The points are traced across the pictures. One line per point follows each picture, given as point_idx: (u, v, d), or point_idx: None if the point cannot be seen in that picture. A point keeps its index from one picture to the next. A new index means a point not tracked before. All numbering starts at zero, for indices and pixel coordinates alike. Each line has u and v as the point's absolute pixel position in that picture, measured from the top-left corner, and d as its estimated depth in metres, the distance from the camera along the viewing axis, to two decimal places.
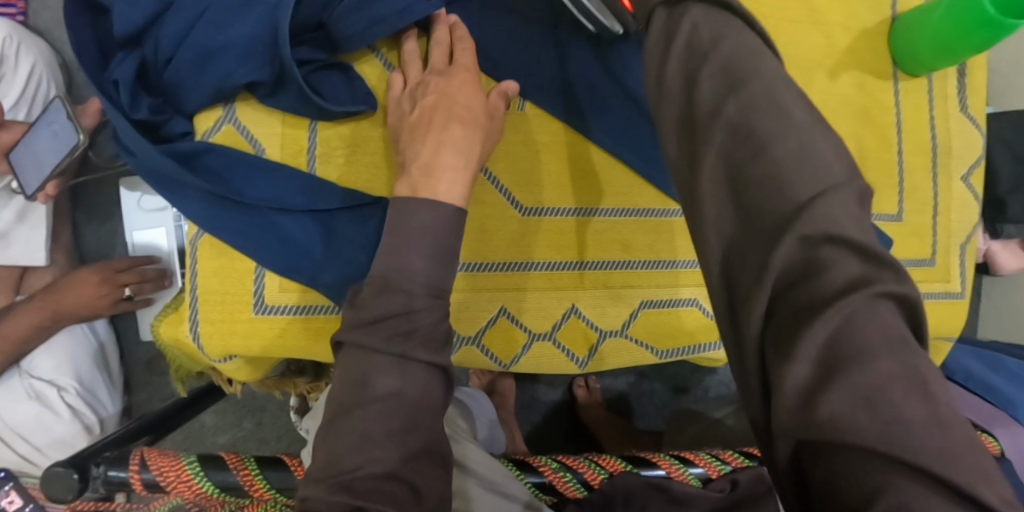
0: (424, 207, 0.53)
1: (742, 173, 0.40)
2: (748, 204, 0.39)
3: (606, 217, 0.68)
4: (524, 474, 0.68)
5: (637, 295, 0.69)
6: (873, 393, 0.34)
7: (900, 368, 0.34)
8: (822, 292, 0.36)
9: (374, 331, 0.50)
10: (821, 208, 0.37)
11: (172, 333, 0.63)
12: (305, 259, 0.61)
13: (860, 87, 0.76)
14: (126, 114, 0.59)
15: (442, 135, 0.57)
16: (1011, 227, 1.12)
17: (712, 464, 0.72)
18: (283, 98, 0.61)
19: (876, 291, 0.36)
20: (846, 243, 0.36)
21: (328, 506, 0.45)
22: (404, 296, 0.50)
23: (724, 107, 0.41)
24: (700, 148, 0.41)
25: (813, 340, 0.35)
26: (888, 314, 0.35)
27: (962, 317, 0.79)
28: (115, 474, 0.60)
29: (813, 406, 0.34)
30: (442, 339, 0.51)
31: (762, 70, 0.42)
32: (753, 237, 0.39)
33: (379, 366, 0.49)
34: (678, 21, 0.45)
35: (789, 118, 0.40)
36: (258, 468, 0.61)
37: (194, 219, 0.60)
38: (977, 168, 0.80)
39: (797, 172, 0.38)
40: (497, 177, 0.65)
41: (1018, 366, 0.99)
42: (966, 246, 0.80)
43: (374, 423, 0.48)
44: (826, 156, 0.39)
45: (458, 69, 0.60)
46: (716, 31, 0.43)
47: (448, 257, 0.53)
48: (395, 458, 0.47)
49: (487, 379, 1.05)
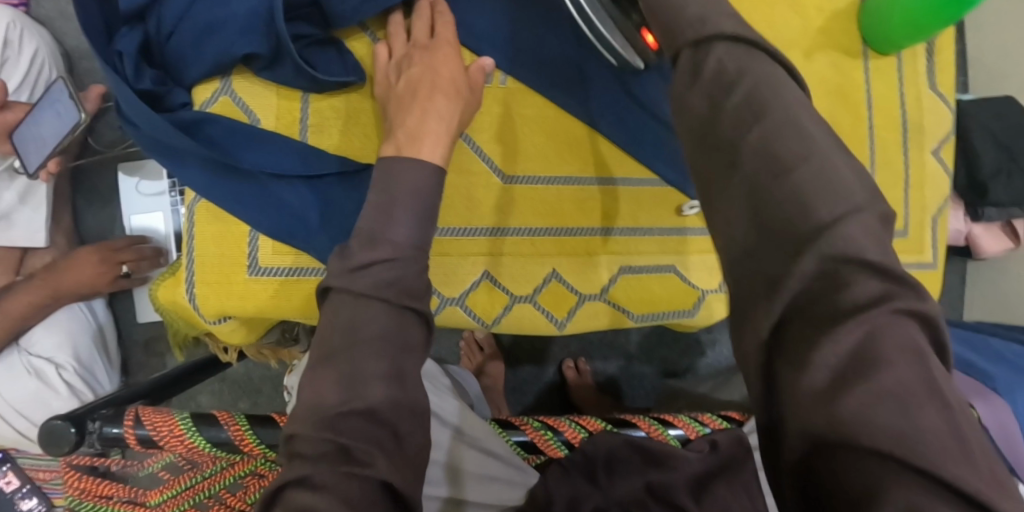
0: (407, 165, 0.55)
1: (766, 195, 0.38)
2: (770, 227, 0.37)
3: (589, 186, 0.68)
4: (506, 433, 0.70)
5: (615, 261, 0.69)
6: (891, 400, 0.32)
7: (920, 380, 0.33)
8: (843, 306, 0.34)
9: (359, 278, 0.52)
10: (844, 232, 0.35)
11: (170, 296, 0.65)
12: (300, 226, 0.63)
13: (835, 67, 0.78)
14: (131, 84, 0.61)
15: (426, 104, 0.59)
16: (992, 210, 1.15)
17: (692, 426, 0.76)
18: (278, 71, 0.63)
19: (898, 308, 0.34)
20: (871, 264, 0.34)
21: (314, 443, 0.48)
22: (390, 247, 0.53)
23: (748, 138, 0.39)
24: (726, 182, 0.39)
25: (828, 349, 0.33)
26: (908, 330, 0.34)
27: (938, 286, 0.81)
28: (110, 430, 0.63)
29: (828, 409, 0.33)
30: (422, 289, 0.54)
31: (787, 98, 0.40)
32: (771, 255, 0.37)
33: (365, 311, 0.51)
34: (702, 57, 0.42)
35: (811, 142, 0.38)
36: (247, 424, 0.64)
37: (194, 186, 0.62)
38: (948, 142, 0.80)
39: (819, 196, 0.36)
40: (478, 144, 0.66)
41: (999, 344, 1.01)
42: (939, 219, 0.81)
43: (358, 366, 0.50)
44: (848, 178, 0.37)
45: (440, 43, 0.63)
46: (740, 62, 0.40)
47: (431, 213, 0.56)
48: (376, 397, 0.50)
49: (477, 361, 1.08)
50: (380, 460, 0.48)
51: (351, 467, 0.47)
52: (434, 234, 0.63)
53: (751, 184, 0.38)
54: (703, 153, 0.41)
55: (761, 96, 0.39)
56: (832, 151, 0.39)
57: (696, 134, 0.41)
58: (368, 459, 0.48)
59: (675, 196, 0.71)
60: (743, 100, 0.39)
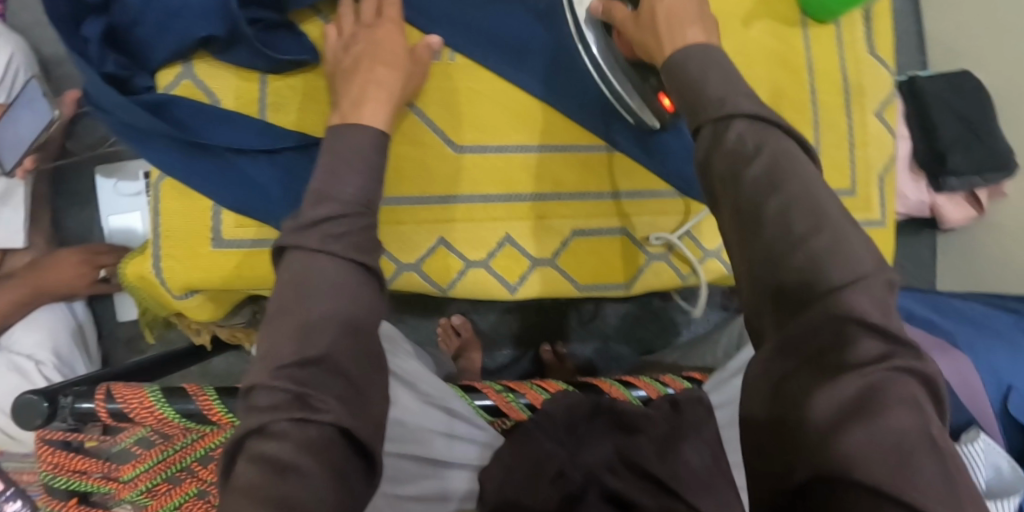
0: (354, 130, 0.59)
1: (786, 260, 0.45)
2: (787, 288, 0.44)
3: (538, 153, 0.71)
4: (470, 396, 0.72)
5: (567, 224, 0.72)
6: (889, 440, 0.38)
7: (915, 426, 0.39)
8: (850, 360, 0.41)
9: (309, 235, 0.55)
10: (849, 295, 0.42)
11: (137, 270, 0.66)
12: (262, 199, 0.66)
13: (774, 35, 0.81)
14: (97, 68, 0.64)
15: (368, 75, 0.63)
16: (953, 180, 1.17)
17: (653, 387, 0.78)
18: (236, 54, 0.67)
19: (898, 365, 0.40)
20: (872, 325, 0.41)
21: (270, 394, 0.50)
22: (337, 204, 0.55)
23: (767, 205, 0.46)
24: (753, 242, 0.47)
25: (835, 393, 0.40)
26: (908, 384, 0.40)
27: (890, 241, 0.84)
28: (82, 404, 0.65)
29: (833, 442, 0.39)
30: (372, 246, 0.57)
31: (801, 172, 0.47)
32: (790, 313, 0.44)
33: (316, 264, 0.54)
34: (725, 132, 0.50)
35: (825, 215, 0.45)
36: (216, 394, 0.66)
37: (158, 165, 0.65)
38: (891, 104, 0.84)
39: (831, 264, 0.43)
40: (428, 115, 0.69)
41: (961, 303, 1.00)
42: (886, 178, 0.84)
43: (312, 318, 0.52)
44: (858, 246, 0.44)
45: (385, 22, 0.66)
46: (760, 139, 0.48)
47: (377, 175, 0.59)
48: (327, 344, 0.52)
49: (456, 345, 1.11)
50: (336, 407, 0.51)
51: (306, 413, 0.49)
52: (382, 201, 0.66)
53: (771, 248, 0.46)
54: (732, 218, 0.49)
55: (777, 167, 0.47)
56: (841, 220, 0.46)
57: (726, 197, 0.49)
58: (322, 405, 0.50)
59: (626, 161, 0.73)
60: (764, 173, 0.47)
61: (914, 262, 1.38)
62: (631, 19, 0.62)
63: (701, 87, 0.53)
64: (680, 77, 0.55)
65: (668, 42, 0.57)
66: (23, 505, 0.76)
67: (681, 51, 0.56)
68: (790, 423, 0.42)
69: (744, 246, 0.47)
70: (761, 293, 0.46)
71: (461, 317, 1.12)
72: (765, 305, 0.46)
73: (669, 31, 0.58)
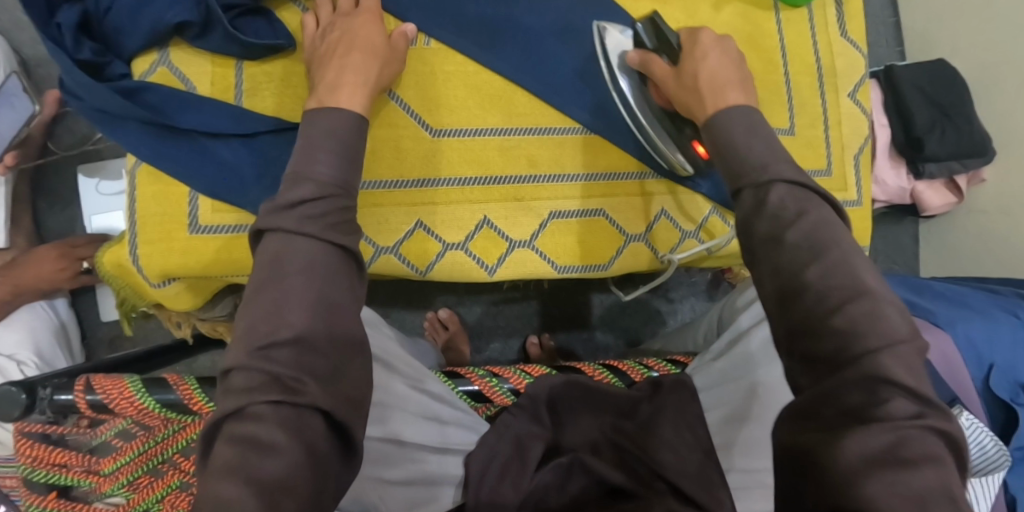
0: (331, 113, 0.59)
1: (823, 322, 0.46)
2: (823, 347, 0.46)
3: (514, 136, 0.72)
4: (453, 382, 0.72)
5: (545, 206, 0.73)
6: (912, 494, 0.40)
7: (938, 483, 0.41)
8: (880, 415, 0.43)
9: (288, 216, 0.54)
10: (883, 360, 0.44)
11: (115, 259, 0.66)
12: (236, 181, 0.66)
13: (745, 16, 0.82)
14: (71, 55, 0.63)
15: (343, 61, 0.63)
16: (932, 166, 1.18)
17: (637, 370, 0.77)
18: (209, 39, 0.66)
19: (928, 425, 0.42)
20: (904, 386, 0.43)
21: (248, 375, 0.49)
22: (315, 185, 0.55)
23: (808, 271, 0.48)
24: (792, 304, 0.48)
25: (863, 444, 0.42)
26: (934, 443, 0.42)
27: (865, 222, 0.84)
28: (60, 396, 0.64)
29: (857, 489, 0.41)
30: (351, 227, 0.57)
31: (840, 240, 0.49)
32: (826, 371, 0.46)
33: (293, 244, 0.53)
34: (765, 195, 0.52)
35: (863, 283, 0.47)
36: (196, 383, 0.67)
37: (134, 151, 0.65)
38: (863, 85, 0.85)
39: (868, 328, 0.45)
40: (406, 103, 0.70)
41: (940, 285, 1.02)
42: (860, 157, 0.85)
43: (288, 297, 0.52)
44: (893, 316, 0.46)
45: (363, 11, 0.67)
46: (800, 204, 0.50)
47: (355, 158, 0.59)
48: (305, 324, 0.51)
49: (444, 338, 1.11)
50: (313, 388, 0.50)
51: (284, 395, 0.49)
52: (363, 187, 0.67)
53: (808, 308, 0.47)
54: (771, 278, 0.50)
55: (817, 234, 0.49)
56: (877, 288, 0.48)
57: (764, 259, 0.51)
58: (300, 387, 0.50)
59: (601, 143, 0.74)
60: (803, 237, 0.49)
61: (897, 249, 1.40)
62: (671, 74, 0.65)
63: (744, 154, 0.55)
64: (722, 137, 0.57)
65: (710, 101, 0.60)
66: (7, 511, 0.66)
67: (723, 112, 0.58)
68: (817, 464, 0.44)
69: (781, 304, 0.49)
70: (796, 348, 0.48)
71: (448, 311, 1.12)
72: (798, 359, 0.48)
73: (711, 93, 0.60)
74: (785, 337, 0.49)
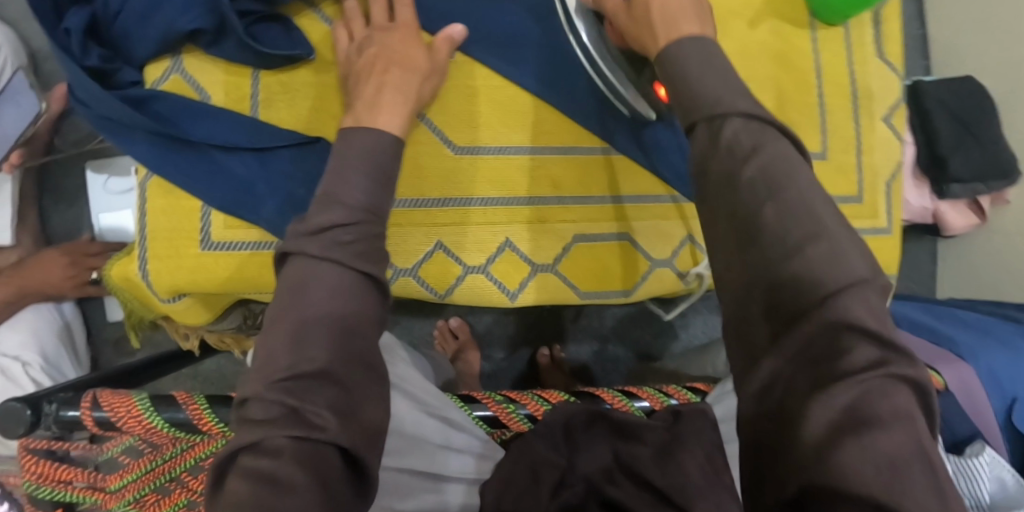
0: (368, 132, 0.57)
1: (781, 267, 0.43)
2: (782, 297, 0.42)
3: (539, 155, 0.69)
4: (469, 407, 0.69)
5: (569, 229, 0.70)
6: (882, 457, 0.37)
7: (908, 441, 0.38)
8: (844, 370, 0.39)
9: (316, 241, 0.52)
10: (844, 303, 0.41)
11: (122, 273, 0.64)
12: (247, 196, 0.63)
13: (778, 34, 0.79)
14: (78, 61, 0.61)
15: (383, 77, 0.61)
16: (957, 187, 1.15)
17: (656, 398, 0.75)
18: (224, 47, 0.63)
19: (890, 374, 0.39)
20: (867, 333, 0.40)
21: (266, 406, 0.47)
22: (346, 210, 0.53)
23: (763, 211, 0.45)
24: (746, 248, 0.45)
25: (828, 405, 0.39)
26: (900, 396, 0.39)
27: (894, 252, 0.82)
28: (67, 413, 0.62)
29: (828, 458, 0.38)
30: (380, 254, 0.55)
31: (798, 177, 0.45)
32: (786, 325, 0.42)
33: (319, 270, 0.51)
34: (718, 129, 0.48)
35: (821, 221, 0.44)
36: (207, 404, 0.64)
37: (142, 161, 0.62)
38: (898, 109, 0.83)
39: (827, 270, 0.42)
40: (436, 124, 0.68)
41: (965, 315, 1.00)
42: (893, 184, 0.82)
43: (312, 326, 0.50)
44: (852, 255, 0.43)
45: (399, 25, 0.65)
46: (755, 138, 0.47)
47: (387, 181, 0.57)
48: (328, 357, 0.49)
49: (453, 348, 1.08)
50: (333, 423, 0.48)
51: (302, 431, 0.46)
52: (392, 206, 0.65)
53: (766, 253, 0.44)
54: (727, 226, 0.46)
55: (772, 171, 0.45)
56: (836, 228, 0.45)
57: (716, 203, 0.47)
58: (320, 421, 0.47)
59: (629, 164, 0.71)
60: (758, 174, 0.45)
61: (914, 268, 1.37)
62: (623, 9, 0.60)
63: (697, 93, 0.50)
64: (674, 71, 0.52)
65: (663, 34, 0.54)
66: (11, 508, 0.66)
67: (676, 43, 0.53)
68: (784, 437, 0.40)
69: (734, 251, 0.46)
70: (752, 295, 0.44)
71: (459, 320, 1.09)
72: (755, 314, 0.44)
73: (663, 25, 0.55)
74: (743, 292, 0.45)
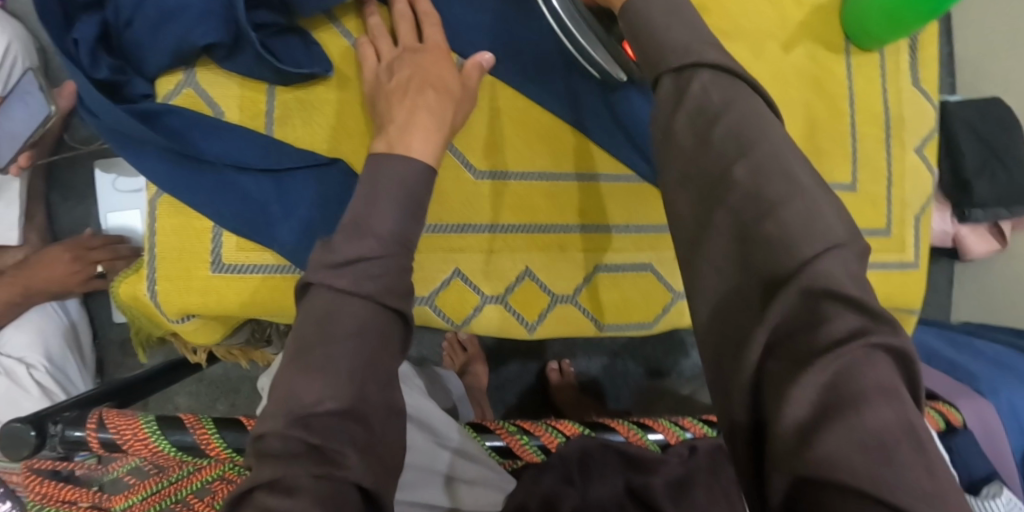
0: (400, 162, 0.55)
1: (753, 231, 0.40)
2: (755, 266, 0.40)
3: (563, 181, 0.68)
4: (481, 437, 0.67)
5: (591, 258, 0.69)
6: (870, 436, 0.34)
7: (896, 417, 0.34)
8: (820, 342, 0.36)
9: (342, 273, 0.50)
10: (823, 267, 0.38)
11: (130, 292, 0.62)
12: (262, 219, 0.61)
13: (813, 59, 0.76)
14: (87, 74, 0.59)
15: (417, 99, 0.59)
16: (978, 211, 1.12)
17: (672, 431, 0.72)
18: (239, 61, 0.61)
19: (872, 342, 0.36)
20: (846, 299, 0.37)
21: (285, 441, 0.46)
22: (375, 241, 0.51)
23: (733, 171, 0.42)
24: (711, 207, 0.43)
25: (809, 384, 0.35)
26: (884, 368, 0.36)
27: (918, 287, 0.80)
28: (72, 433, 0.61)
29: (809, 442, 0.34)
30: (406, 288, 0.53)
31: (770, 134, 0.43)
32: (760, 296, 0.39)
33: (342, 304, 0.49)
34: (687, 83, 0.46)
35: (796, 181, 0.41)
36: (214, 427, 0.62)
37: (152, 178, 0.59)
38: (931, 140, 0.80)
39: (801, 232, 0.39)
40: (462, 152, 0.66)
41: (982, 343, 1.00)
42: (921, 218, 0.80)
43: (334, 361, 0.48)
44: (828, 215, 0.40)
45: (430, 46, 0.62)
46: (726, 95, 0.44)
47: (418, 210, 0.55)
48: (350, 395, 0.48)
49: (460, 360, 1.06)
50: (354, 460, 0.46)
51: (324, 469, 0.45)
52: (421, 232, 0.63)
53: (738, 217, 0.41)
54: (698, 193, 0.44)
55: (743, 129, 0.43)
56: (813, 189, 0.42)
57: (682, 165, 0.45)
58: (341, 458, 0.46)
59: (652, 193, 0.71)
60: (730, 131, 0.43)
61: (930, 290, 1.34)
62: None
63: (662, 40, 0.48)
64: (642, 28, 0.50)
65: None
66: (13, 507, 0.65)
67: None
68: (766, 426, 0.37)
69: (701, 217, 0.43)
70: (722, 261, 0.41)
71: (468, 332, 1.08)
72: (727, 284, 0.41)
73: None
74: (714, 265, 0.42)
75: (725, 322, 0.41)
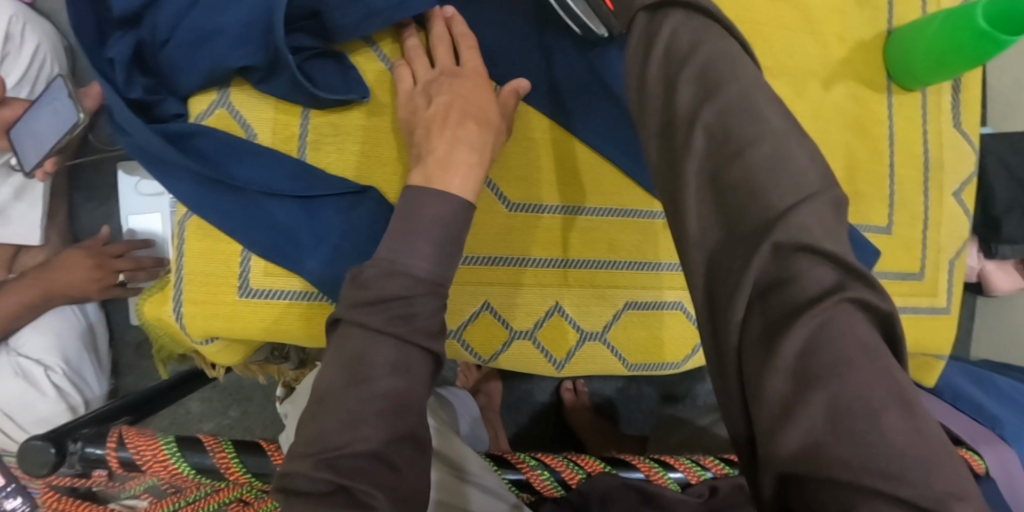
0: (437, 197, 0.53)
1: (720, 177, 0.38)
2: (731, 220, 0.37)
3: (596, 216, 0.69)
4: (501, 471, 0.66)
5: (620, 295, 0.70)
6: (853, 399, 0.32)
7: (879, 376, 0.33)
8: (795, 299, 0.34)
9: (375, 311, 0.49)
10: (798, 218, 0.35)
11: (155, 312, 0.62)
12: (292, 246, 0.60)
13: (855, 98, 0.75)
14: (121, 93, 0.58)
15: (457, 131, 0.57)
16: (1006, 248, 1.09)
17: (693, 469, 0.71)
18: (275, 84, 0.60)
19: (848, 297, 0.34)
20: (822, 253, 0.34)
21: (314, 483, 0.44)
22: (411, 281, 0.50)
23: (700, 113, 0.39)
24: (679, 154, 0.39)
25: (790, 346, 0.33)
26: (861, 323, 0.34)
27: (949, 333, 0.79)
28: (92, 450, 0.61)
29: (793, 410, 0.32)
30: (438, 328, 0.51)
31: (741, 74, 0.40)
32: (733, 247, 0.36)
33: (374, 344, 0.48)
34: (658, 25, 0.43)
35: (765, 122, 0.38)
36: (234, 451, 0.61)
37: (182, 200, 0.59)
38: (969, 184, 0.80)
39: (771, 178, 0.36)
40: (499, 187, 0.65)
41: (1007, 385, 0.99)
42: (956, 262, 0.80)
43: (365, 404, 0.47)
44: (801, 159, 0.37)
45: (468, 72, 0.61)
46: (695, 35, 0.42)
47: (455, 247, 0.54)
48: (382, 437, 0.46)
49: (473, 378, 1.05)
50: (382, 502, 0.45)
51: None
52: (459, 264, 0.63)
53: (708, 167, 0.38)
54: (658, 139, 0.41)
55: (714, 67, 0.40)
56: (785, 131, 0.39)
57: (654, 120, 0.42)
58: (370, 503, 0.44)
59: None
60: (695, 80, 0.40)
61: None
62: None
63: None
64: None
65: None
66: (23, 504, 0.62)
67: None
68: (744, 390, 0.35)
69: (671, 164, 0.40)
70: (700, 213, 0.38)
71: None
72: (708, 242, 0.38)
73: None
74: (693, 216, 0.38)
75: (700, 269, 0.38)
